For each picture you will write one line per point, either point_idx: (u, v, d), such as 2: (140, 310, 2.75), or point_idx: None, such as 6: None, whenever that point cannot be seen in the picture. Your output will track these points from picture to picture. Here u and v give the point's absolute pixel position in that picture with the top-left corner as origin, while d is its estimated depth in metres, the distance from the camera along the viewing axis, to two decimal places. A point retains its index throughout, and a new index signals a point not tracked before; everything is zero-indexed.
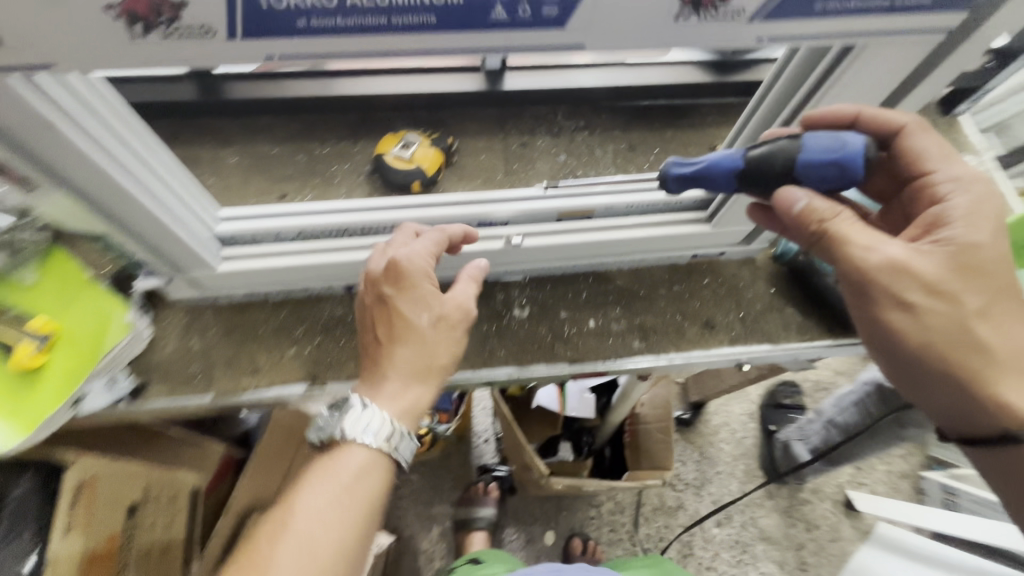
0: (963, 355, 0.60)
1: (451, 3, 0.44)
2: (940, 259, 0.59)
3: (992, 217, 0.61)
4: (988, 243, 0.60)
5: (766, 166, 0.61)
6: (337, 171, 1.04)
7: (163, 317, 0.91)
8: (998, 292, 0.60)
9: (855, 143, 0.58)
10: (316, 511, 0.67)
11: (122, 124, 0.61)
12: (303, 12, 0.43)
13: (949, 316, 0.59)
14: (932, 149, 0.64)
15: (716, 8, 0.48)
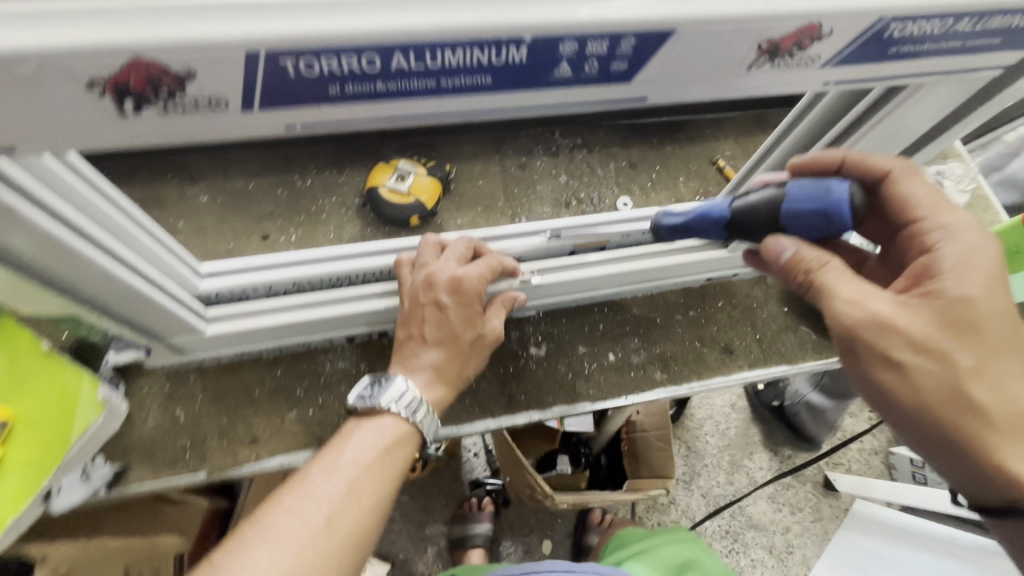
0: (958, 416, 0.55)
1: (512, 62, 0.38)
2: (927, 316, 0.55)
3: (989, 271, 0.55)
4: (984, 298, 0.54)
5: (752, 217, 0.61)
6: (325, 206, 0.95)
7: (140, 386, 0.81)
8: (998, 349, 0.55)
9: (840, 193, 0.55)
10: (338, 478, 0.61)
11: (75, 186, 0.50)
12: (338, 78, 0.36)
13: (938, 375, 0.54)
14: (922, 196, 0.60)
15: (793, 55, 0.44)
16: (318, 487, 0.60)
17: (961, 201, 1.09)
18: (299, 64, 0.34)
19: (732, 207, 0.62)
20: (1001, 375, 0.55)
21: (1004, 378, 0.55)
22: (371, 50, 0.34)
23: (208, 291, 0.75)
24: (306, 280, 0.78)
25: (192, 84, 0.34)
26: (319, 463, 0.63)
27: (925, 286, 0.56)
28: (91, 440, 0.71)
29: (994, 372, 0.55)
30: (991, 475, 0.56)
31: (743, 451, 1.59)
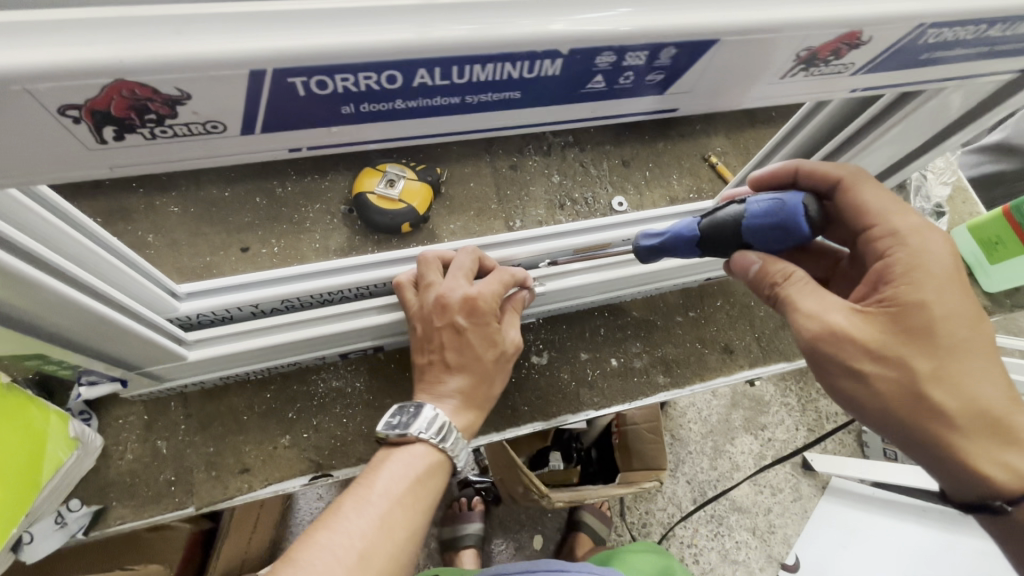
0: (923, 424, 0.53)
1: (545, 76, 0.34)
2: (884, 326, 0.52)
3: (941, 276, 0.52)
4: (938, 303, 0.51)
5: (717, 235, 0.58)
6: (308, 214, 0.89)
7: (117, 416, 0.76)
8: (960, 352, 0.52)
9: (794, 205, 0.52)
10: (370, 511, 0.61)
11: (31, 211, 0.44)
12: (352, 97, 0.32)
13: (902, 386, 0.52)
14: (871, 202, 0.56)
15: (828, 63, 0.42)
16: (351, 521, 0.59)
17: (944, 193, 1.11)
18: (310, 83, 0.30)
19: (700, 224, 0.60)
20: (965, 379, 0.52)
21: (969, 381, 0.52)
22: (393, 67, 0.30)
23: (188, 314, 0.69)
24: (295, 297, 0.72)
25: (183, 107, 0.29)
26: (351, 496, 0.63)
27: (880, 293, 0.53)
28: (65, 479, 0.67)
29: (957, 377, 0.52)
30: (963, 473, 0.55)
31: (726, 436, 1.51)
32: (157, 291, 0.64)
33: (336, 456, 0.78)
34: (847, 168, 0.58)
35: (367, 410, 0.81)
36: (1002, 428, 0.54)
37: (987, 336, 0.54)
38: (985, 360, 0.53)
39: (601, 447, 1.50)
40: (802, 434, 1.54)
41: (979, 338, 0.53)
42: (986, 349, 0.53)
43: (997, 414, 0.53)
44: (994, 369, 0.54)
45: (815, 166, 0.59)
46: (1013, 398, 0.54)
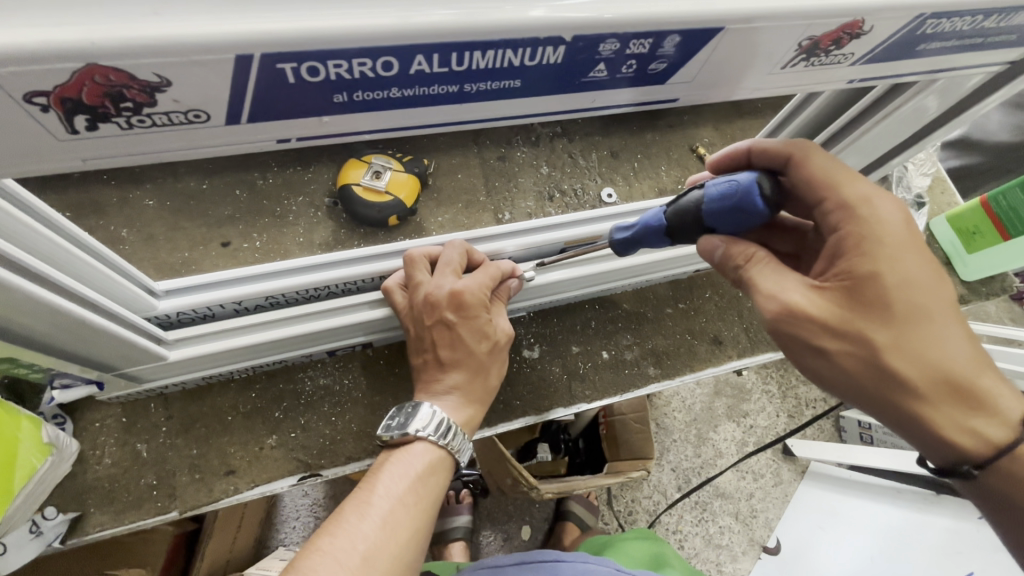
0: (891, 401, 0.49)
1: (545, 63, 0.33)
2: (839, 300, 0.48)
3: (897, 243, 0.47)
4: (896, 270, 0.47)
5: (680, 222, 0.55)
6: (292, 207, 0.87)
7: (94, 420, 0.73)
8: (924, 321, 0.47)
9: (746, 185, 0.49)
10: (373, 515, 0.60)
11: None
12: (344, 85, 0.30)
13: (865, 363, 0.48)
14: (819, 174, 0.51)
15: (829, 53, 0.42)
16: (354, 526, 0.59)
17: (925, 184, 1.13)
18: (300, 69, 0.28)
19: (667, 214, 0.57)
20: (934, 349, 0.47)
21: (939, 350, 0.47)
22: (389, 52, 0.29)
23: (167, 312, 0.66)
24: (280, 293, 0.70)
25: (163, 95, 0.27)
26: (352, 500, 0.62)
27: (835, 266, 0.49)
28: (39, 486, 0.64)
29: (925, 348, 0.47)
30: (934, 445, 0.51)
31: (709, 424, 1.53)
32: (136, 294, 0.62)
33: (325, 457, 0.76)
34: (797, 142, 0.53)
35: (356, 408, 0.79)
36: (979, 397, 0.49)
37: (953, 299, 0.49)
38: (954, 326, 0.48)
39: (588, 437, 1.50)
40: (783, 421, 1.57)
41: (944, 303, 0.48)
42: (953, 314, 0.48)
43: (972, 383, 0.48)
44: (965, 334, 0.49)
45: (768, 143, 0.55)
46: (987, 363, 0.50)
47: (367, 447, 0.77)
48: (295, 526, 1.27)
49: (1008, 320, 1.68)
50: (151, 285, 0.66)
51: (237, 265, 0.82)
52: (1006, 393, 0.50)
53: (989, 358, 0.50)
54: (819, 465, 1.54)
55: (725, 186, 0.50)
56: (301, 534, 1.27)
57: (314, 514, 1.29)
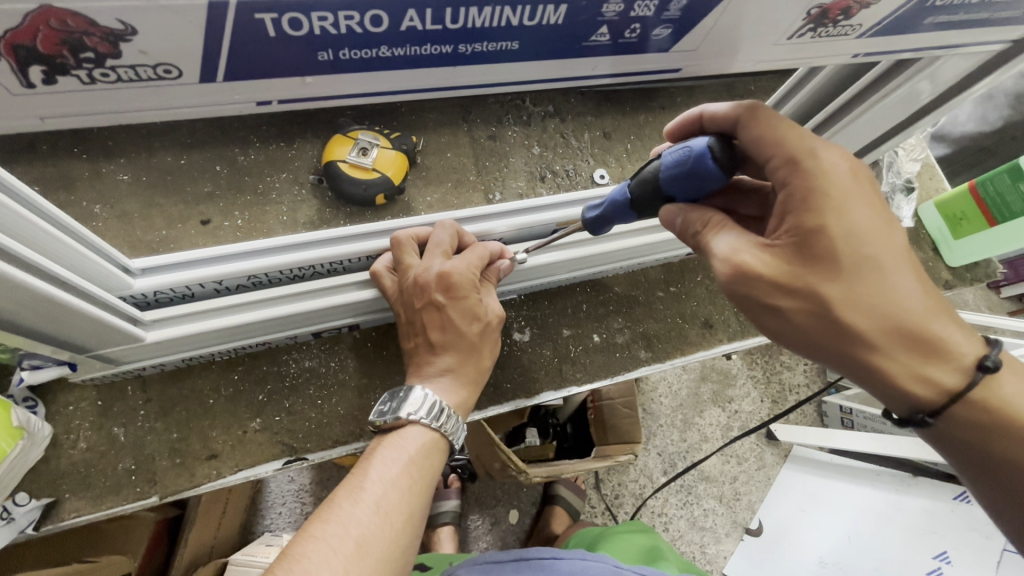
0: (846, 353, 0.48)
1: (545, 25, 0.33)
2: (787, 256, 0.47)
3: (842, 192, 0.46)
4: (840, 221, 0.45)
5: (642, 195, 0.55)
6: (275, 184, 0.84)
7: (66, 403, 0.70)
8: (874, 270, 0.46)
9: (698, 149, 0.50)
10: (367, 500, 0.59)
11: None
12: (330, 41, 0.32)
13: (817, 318, 0.47)
14: (763, 133, 0.49)
15: (836, 25, 0.40)
16: (349, 511, 0.57)
17: (914, 170, 1.12)
18: (281, 21, 0.30)
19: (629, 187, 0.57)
20: (885, 297, 0.46)
21: (891, 297, 0.46)
22: (378, 7, 0.29)
23: (144, 291, 0.64)
24: (263, 273, 0.68)
25: (126, 45, 0.30)
26: (345, 487, 0.60)
27: (784, 222, 0.48)
28: (10, 470, 0.61)
29: (876, 298, 0.46)
30: (892, 393, 0.50)
31: (694, 409, 1.53)
32: (115, 273, 0.60)
33: (311, 440, 0.74)
34: (743, 104, 0.51)
35: (343, 391, 0.77)
36: (936, 342, 0.48)
37: (903, 244, 0.48)
38: (906, 272, 0.47)
39: (576, 422, 1.49)
40: (767, 406, 1.58)
41: (893, 250, 0.47)
42: (904, 259, 0.47)
43: (926, 328, 0.47)
44: (918, 280, 0.47)
45: (717, 109, 0.53)
46: (943, 307, 0.48)
47: (354, 431, 0.76)
48: (281, 512, 1.26)
49: (985, 308, 1.72)
50: (129, 263, 0.64)
51: (218, 244, 0.80)
52: (964, 337, 0.49)
53: (944, 301, 0.49)
54: (802, 449, 1.55)
55: (679, 152, 0.51)
56: (287, 519, 1.25)
57: (300, 499, 1.27)
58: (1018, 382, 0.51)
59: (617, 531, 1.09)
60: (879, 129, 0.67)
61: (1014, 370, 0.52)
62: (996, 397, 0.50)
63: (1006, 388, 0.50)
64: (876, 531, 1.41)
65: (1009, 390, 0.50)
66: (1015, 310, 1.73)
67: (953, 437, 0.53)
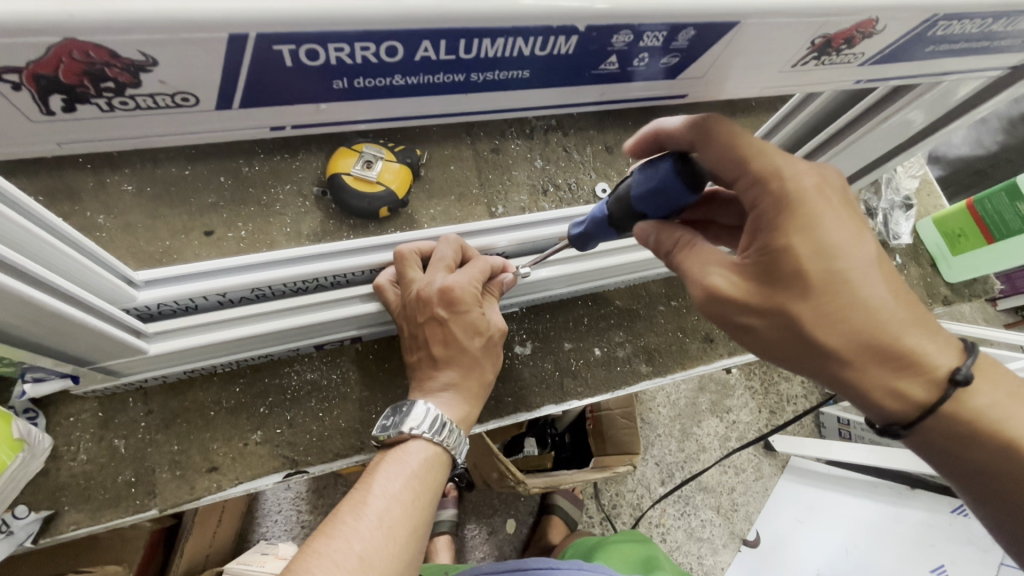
0: (821, 367, 0.48)
1: (556, 55, 0.32)
2: (756, 273, 0.47)
3: (806, 208, 0.45)
4: (806, 236, 0.45)
5: (619, 213, 0.56)
6: (278, 195, 0.84)
7: (69, 414, 0.70)
8: (846, 285, 0.45)
9: (663, 167, 0.50)
10: (370, 515, 0.58)
11: None
12: (345, 70, 0.28)
13: (789, 333, 0.47)
14: (726, 152, 0.47)
15: (840, 52, 0.41)
16: (352, 527, 0.57)
17: (912, 186, 1.13)
18: (299, 52, 0.26)
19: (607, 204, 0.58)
20: (858, 311, 0.46)
21: (864, 311, 0.46)
22: (395, 37, 0.27)
23: (148, 304, 0.64)
24: (266, 286, 0.68)
25: (149, 75, 0.25)
26: (348, 501, 0.60)
27: (756, 240, 0.47)
28: (9, 483, 0.61)
29: (848, 313, 0.46)
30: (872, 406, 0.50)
31: (692, 420, 1.53)
32: (119, 285, 0.60)
33: (311, 453, 0.74)
34: (695, 123, 0.48)
35: (344, 404, 0.77)
36: (912, 354, 0.47)
37: (875, 255, 0.47)
38: (879, 284, 0.46)
39: (575, 432, 1.48)
40: (764, 417, 1.58)
41: (865, 261, 0.46)
42: (876, 271, 0.47)
43: (902, 341, 0.47)
44: (892, 293, 0.47)
45: (674, 126, 0.51)
46: (919, 317, 0.47)
47: (355, 444, 0.76)
48: (277, 520, 1.25)
49: (981, 321, 1.73)
50: (134, 275, 0.64)
51: (221, 255, 0.80)
52: (940, 347, 0.48)
53: (921, 310, 0.48)
54: (799, 460, 1.55)
55: (647, 170, 0.52)
56: (283, 528, 1.24)
57: (296, 507, 1.27)
58: (990, 387, 0.51)
59: (614, 542, 1.09)
60: (874, 151, 0.69)
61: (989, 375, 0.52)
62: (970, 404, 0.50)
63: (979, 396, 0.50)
64: (871, 543, 1.41)
65: (982, 398, 0.50)
66: (1010, 323, 1.75)
67: (932, 446, 0.53)
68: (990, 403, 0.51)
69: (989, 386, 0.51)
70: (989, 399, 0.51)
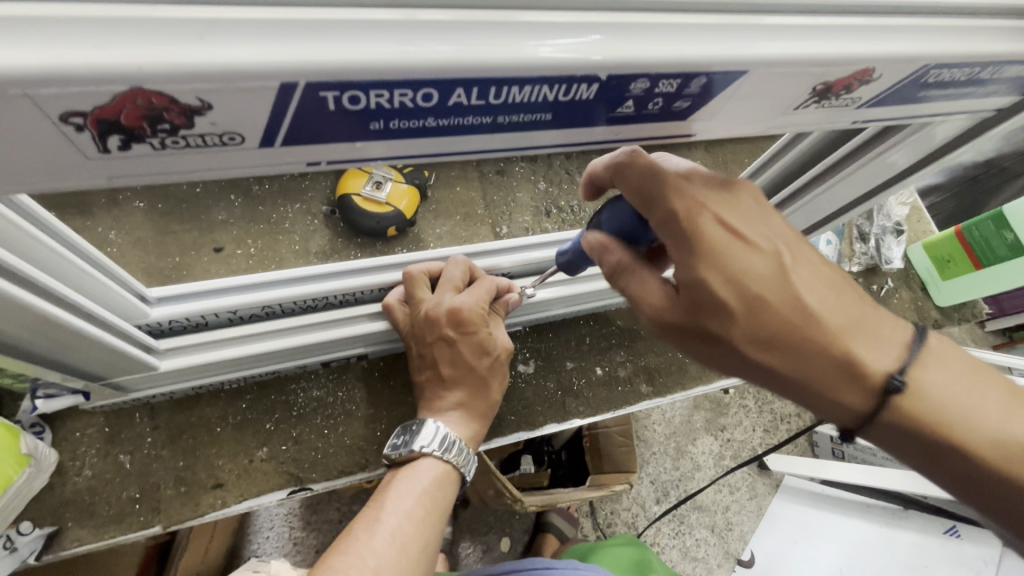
0: (769, 380, 0.49)
1: (578, 99, 0.34)
2: (681, 305, 0.47)
3: (713, 239, 0.45)
4: (717, 268, 0.45)
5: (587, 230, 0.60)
6: (287, 214, 0.86)
7: (75, 429, 0.70)
8: (765, 307, 0.45)
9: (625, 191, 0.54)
10: (383, 532, 0.60)
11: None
12: (381, 113, 0.30)
13: (729, 356, 0.48)
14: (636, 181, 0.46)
15: (839, 96, 0.43)
16: (366, 544, 0.59)
17: (904, 212, 1.17)
18: (342, 98, 0.28)
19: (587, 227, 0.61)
20: (786, 328, 0.46)
21: (792, 330, 0.46)
22: (431, 86, 0.29)
23: (160, 320, 0.64)
24: (276, 304, 0.69)
25: (202, 118, 0.27)
26: (361, 519, 0.62)
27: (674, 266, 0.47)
28: (15, 499, 0.61)
29: (774, 334, 0.46)
30: (827, 408, 0.50)
31: (687, 437, 1.53)
32: (133, 303, 0.61)
33: (316, 470, 0.75)
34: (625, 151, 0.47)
35: (350, 421, 0.78)
36: (849, 364, 0.47)
37: (792, 270, 0.47)
38: (802, 299, 0.46)
39: (571, 449, 1.48)
40: (759, 435, 1.58)
41: (780, 279, 0.46)
42: (796, 286, 0.46)
43: (836, 351, 0.46)
44: (818, 304, 0.46)
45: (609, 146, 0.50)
46: (850, 323, 0.47)
47: (360, 461, 0.76)
48: (269, 536, 1.23)
49: (970, 342, 1.77)
50: (147, 292, 0.65)
51: (229, 272, 0.81)
52: (876, 347, 0.48)
53: (852, 312, 0.48)
54: (793, 479, 1.57)
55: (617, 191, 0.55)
56: (275, 544, 1.23)
57: (289, 523, 1.25)
58: (938, 371, 0.50)
59: (604, 546, 1.10)
60: (868, 182, 0.71)
61: (936, 360, 0.50)
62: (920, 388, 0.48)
63: (930, 378, 0.49)
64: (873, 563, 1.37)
65: (934, 383, 0.49)
66: (998, 345, 1.78)
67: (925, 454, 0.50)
68: (950, 389, 0.49)
69: (941, 371, 0.50)
70: (943, 385, 0.49)
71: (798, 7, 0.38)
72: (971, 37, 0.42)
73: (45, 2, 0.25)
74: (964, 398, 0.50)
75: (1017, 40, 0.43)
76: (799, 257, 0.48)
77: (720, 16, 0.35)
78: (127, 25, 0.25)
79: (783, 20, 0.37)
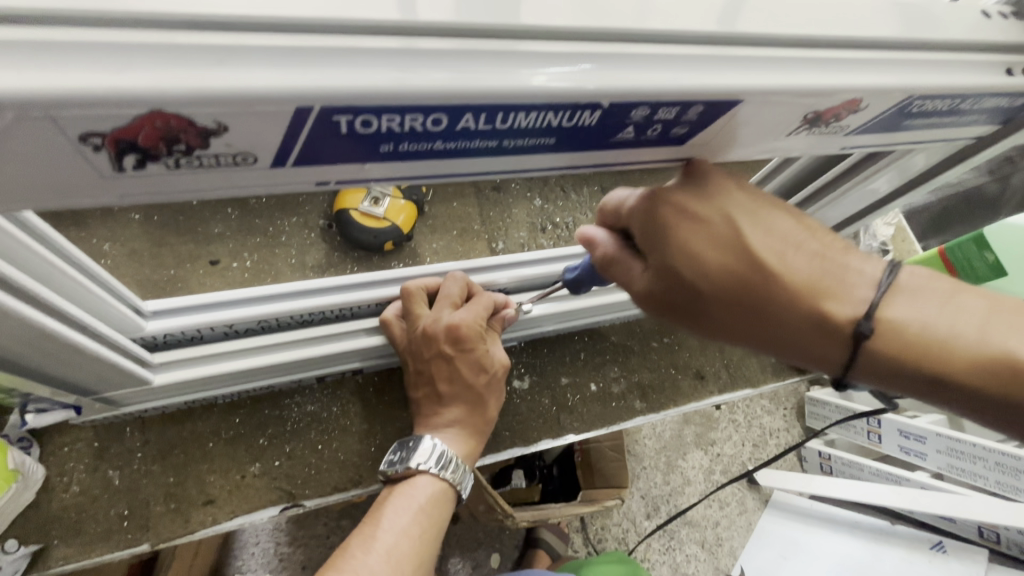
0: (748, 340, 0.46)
1: (581, 125, 0.35)
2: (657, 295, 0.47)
3: (669, 221, 0.44)
4: (677, 250, 0.44)
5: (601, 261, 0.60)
6: (284, 227, 0.86)
7: (64, 444, 0.69)
8: (737, 277, 0.44)
9: None
10: (380, 549, 0.60)
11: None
12: (392, 137, 0.31)
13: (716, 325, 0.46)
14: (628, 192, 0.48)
15: (829, 123, 0.45)
16: (362, 561, 0.59)
17: (889, 233, 1.20)
18: (355, 122, 0.29)
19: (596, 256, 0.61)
20: (757, 295, 0.44)
21: (762, 299, 0.44)
22: (441, 111, 0.30)
23: (155, 333, 0.64)
24: (273, 317, 0.69)
25: (218, 139, 0.27)
26: (358, 535, 0.62)
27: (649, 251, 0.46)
28: None
29: (747, 304, 0.44)
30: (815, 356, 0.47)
31: (677, 452, 1.53)
32: (129, 317, 0.61)
33: (309, 485, 0.74)
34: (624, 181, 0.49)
35: (343, 436, 0.77)
36: (826, 319, 0.44)
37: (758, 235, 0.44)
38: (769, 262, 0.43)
39: (563, 464, 1.48)
40: (748, 450, 1.58)
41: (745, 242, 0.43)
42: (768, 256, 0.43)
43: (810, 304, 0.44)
44: (786, 263, 0.44)
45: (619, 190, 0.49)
46: (821, 274, 0.44)
47: (353, 477, 0.76)
48: (254, 553, 1.21)
49: None
50: (144, 305, 0.65)
51: (225, 285, 0.81)
52: (851, 291, 0.45)
53: (824, 261, 0.45)
54: (782, 494, 1.55)
55: None
56: (260, 561, 1.20)
57: (275, 539, 1.23)
58: (912, 302, 0.45)
59: (597, 561, 1.10)
60: (855, 202, 0.74)
61: (908, 289, 0.45)
62: (892, 325, 0.44)
63: (901, 313, 0.44)
64: None
65: (905, 317, 0.44)
66: None
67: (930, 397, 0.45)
68: (927, 318, 0.44)
69: (913, 299, 0.45)
70: (920, 315, 0.44)
71: (792, 40, 0.39)
72: (952, 71, 0.44)
73: (66, 25, 0.25)
74: (944, 322, 0.44)
75: (994, 75, 0.45)
76: (767, 218, 0.45)
77: (718, 48, 0.37)
78: (149, 51, 0.25)
79: (777, 52, 0.38)
